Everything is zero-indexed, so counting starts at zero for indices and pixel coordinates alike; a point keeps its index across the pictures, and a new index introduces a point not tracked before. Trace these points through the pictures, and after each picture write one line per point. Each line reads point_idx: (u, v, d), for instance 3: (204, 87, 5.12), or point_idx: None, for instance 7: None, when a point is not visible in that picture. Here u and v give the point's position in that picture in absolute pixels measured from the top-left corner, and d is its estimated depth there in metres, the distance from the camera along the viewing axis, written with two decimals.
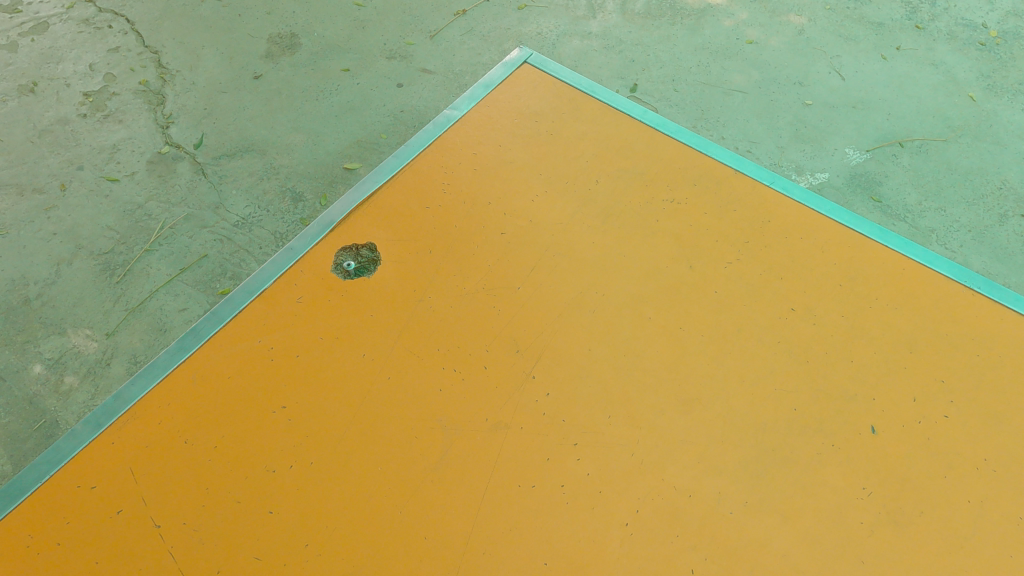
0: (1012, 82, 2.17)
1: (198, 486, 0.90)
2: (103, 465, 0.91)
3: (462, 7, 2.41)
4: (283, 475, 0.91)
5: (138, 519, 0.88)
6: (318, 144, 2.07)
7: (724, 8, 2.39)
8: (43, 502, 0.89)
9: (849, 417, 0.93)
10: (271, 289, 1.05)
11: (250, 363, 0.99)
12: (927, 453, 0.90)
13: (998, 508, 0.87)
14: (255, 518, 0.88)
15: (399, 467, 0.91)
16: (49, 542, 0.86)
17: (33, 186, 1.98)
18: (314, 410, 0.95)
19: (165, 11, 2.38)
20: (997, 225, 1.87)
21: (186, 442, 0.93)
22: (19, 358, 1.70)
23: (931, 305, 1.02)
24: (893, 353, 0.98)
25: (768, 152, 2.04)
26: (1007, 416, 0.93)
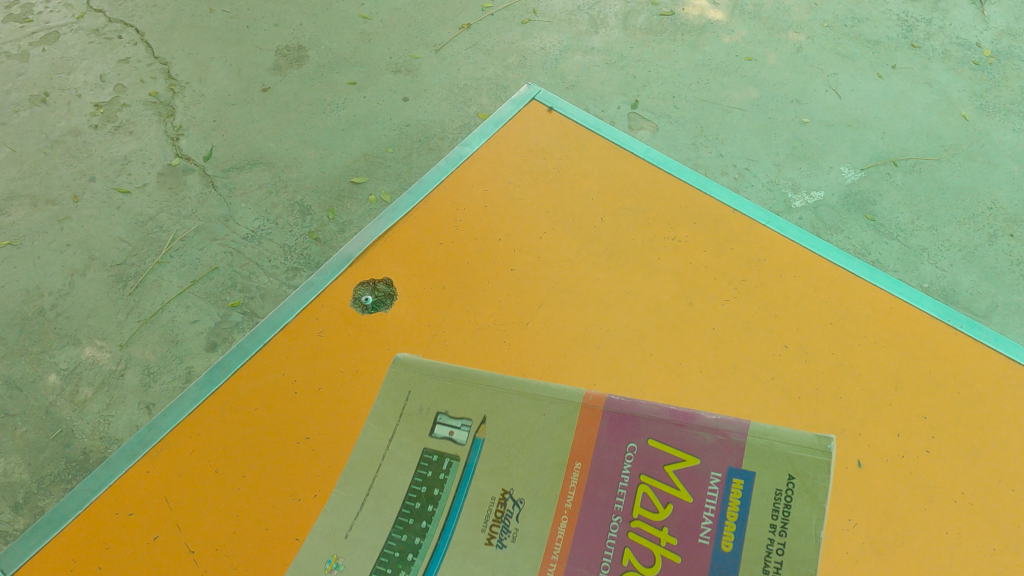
0: (1004, 102, 2.22)
1: (230, 515, 0.96)
2: (137, 493, 0.97)
3: (467, 21, 2.45)
4: (309, 504, 0.96)
5: (174, 546, 0.94)
6: (325, 158, 2.11)
7: (724, 25, 2.44)
8: (82, 529, 0.94)
9: (837, 453, 0.99)
10: (294, 320, 1.11)
11: (276, 395, 1.05)
12: (909, 486, 0.96)
13: (973, 540, 0.92)
14: (285, 546, 0.93)
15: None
16: (91, 569, 0.92)
17: (46, 198, 2.02)
18: (337, 442, 1.01)
19: (174, 22, 2.42)
20: (987, 245, 1.91)
21: (217, 472, 0.99)
22: (35, 368, 1.74)
23: (916, 343, 1.07)
24: (879, 390, 1.04)
25: (765, 170, 2.08)
26: (983, 451, 0.99)
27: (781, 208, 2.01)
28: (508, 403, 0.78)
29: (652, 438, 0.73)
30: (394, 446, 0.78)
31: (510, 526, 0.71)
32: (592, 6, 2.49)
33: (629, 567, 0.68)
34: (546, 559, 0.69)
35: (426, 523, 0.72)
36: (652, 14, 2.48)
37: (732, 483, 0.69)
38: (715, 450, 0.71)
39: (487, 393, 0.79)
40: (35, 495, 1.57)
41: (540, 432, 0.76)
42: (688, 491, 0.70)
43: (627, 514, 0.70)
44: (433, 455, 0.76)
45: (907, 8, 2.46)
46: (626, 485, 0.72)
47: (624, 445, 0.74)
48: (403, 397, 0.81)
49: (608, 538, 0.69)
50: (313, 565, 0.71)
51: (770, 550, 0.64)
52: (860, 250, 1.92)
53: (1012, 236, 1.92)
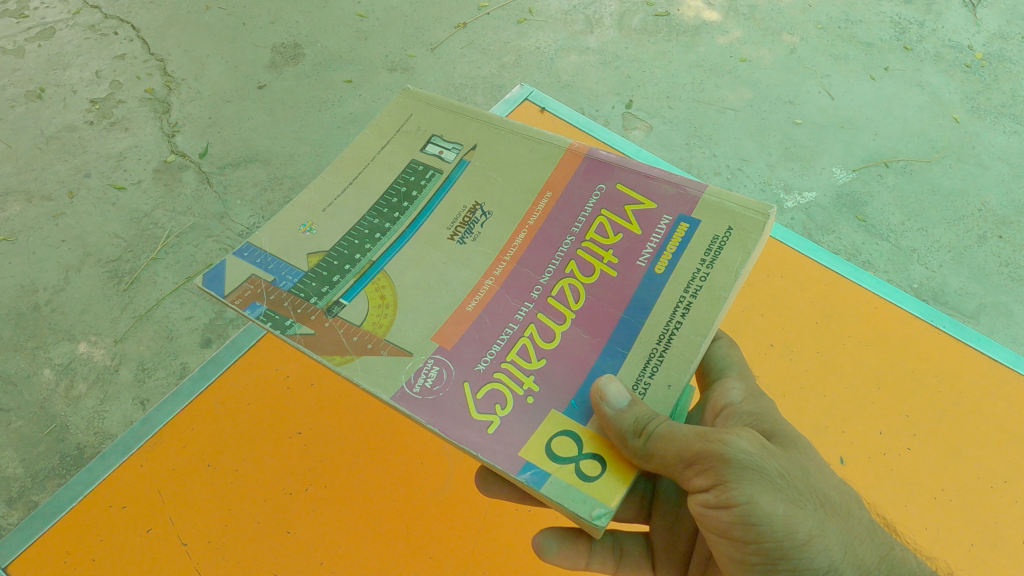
0: (995, 104, 2.24)
1: (223, 505, 1.02)
2: (133, 485, 1.03)
3: (463, 20, 2.46)
4: (301, 496, 1.03)
5: (165, 536, 0.99)
6: (321, 156, 2.12)
7: (719, 26, 2.46)
8: (80, 520, 1.00)
9: (821, 447, 1.02)
10: None
11: (269, 390, 1.13)
12: (889, 481, 0.99)
13: (950, 533, 0.96)
14: (273, 536, 0.99)
15: (401, 492, 1.04)
16: (85, 559, 0.97)
17: (41, 193, 2.02)
18: (329, 436, 1.09)
19: (170, 19, 2.42)
20: (976, 246, 1.92)
21: (208, 465, 1.05)
22: (30, 363, 1.74)
23: (899, 341, 1.12)
24: (863, 388, 1.07)
25: (758, 170, 2.08)
26: (962, 448, 1.02)
27: (773, 209, 2.00)
28: (507, 151, 0.93)
29: (620, 185, 0.88)
30: (388, 157, 0.94)
31: (472, 227, 0.87)
32: (587, 7, 2.51)
33: (570, 275, 0.83)
34: (498, 260, 0.84)
35: (397, 216, 0.89)
36: (647, 14, 2.49)
37: (678, 227, 0.83)
38: (672, 198, 0.85)
39: (489, 135, 0.94)
40: (29, 490, 1.55)
41: (520, 175, 0.90)
42: (639, 226, 0.84)
43: (580, 235, 0.85)
44: (422, 168, 0.92)
45: (900, 10, 2.49)
46: (587, 215, 0.87)
47: (594, 182, 0.89)
48: (409, 134, 0.95)
49: (558, 249, 0.85)
50: (289, 226, 0.88)
51: (695, 279, 0.79)
52: (852, 250, 1.92)
53: (1001, 238, 1.94)
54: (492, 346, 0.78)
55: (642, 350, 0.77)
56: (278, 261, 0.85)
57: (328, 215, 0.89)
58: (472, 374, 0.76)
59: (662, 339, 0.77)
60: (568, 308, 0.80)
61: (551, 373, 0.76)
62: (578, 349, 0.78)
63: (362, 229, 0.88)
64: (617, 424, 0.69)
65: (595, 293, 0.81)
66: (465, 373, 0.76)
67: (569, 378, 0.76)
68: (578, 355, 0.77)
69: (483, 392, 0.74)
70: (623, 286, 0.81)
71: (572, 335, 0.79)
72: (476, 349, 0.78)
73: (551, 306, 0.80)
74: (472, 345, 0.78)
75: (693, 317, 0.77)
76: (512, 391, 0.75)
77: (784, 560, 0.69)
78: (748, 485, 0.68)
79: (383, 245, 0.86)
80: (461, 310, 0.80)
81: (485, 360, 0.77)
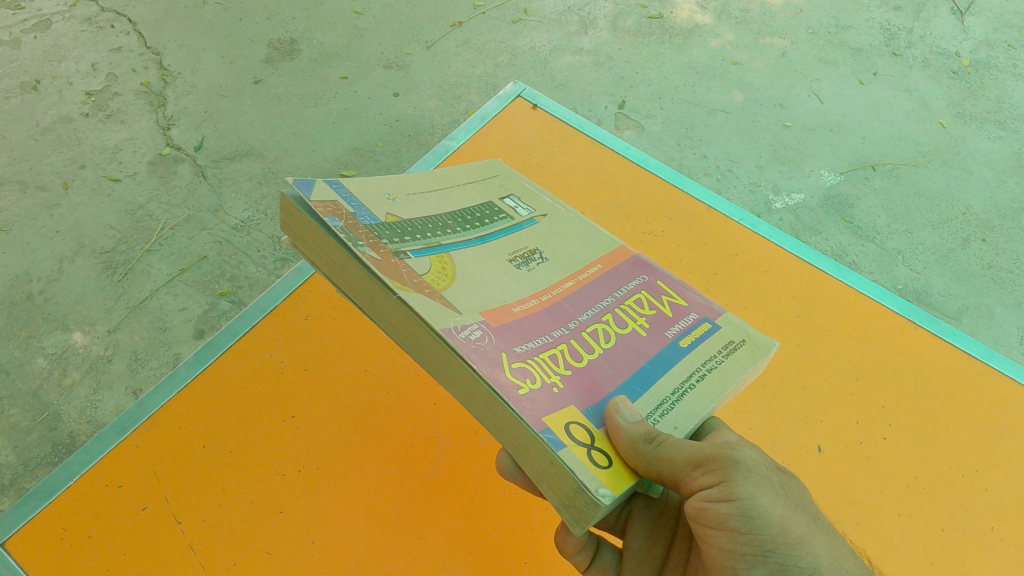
0: (980, 110, 2.27)
1: (217, 487, 1.04)
2: (128, 467, 1.06)
3: (459, 19, 2.48)
4: (294, 478, 1.06)
5: (160, 516, 1.02)
6: (315, 150, 2.13)
7: (711, 29, 2.49)
8: (74, 499, 1.02)
9: (799, 436, 1.05)
10: (279, 307, 1.24)
11: (262, 374, 1.16)
12: (865, 470, 1.03)
13: (924, 522, 0.99)
14: (267, 516, 1.02)
15: (393, 475, 1.07)
16: (81, 537, 0.99)
17: (35, 184, 2.02)
18: (322, 419, 1.12)
19: (167, 13, 2.44)
20: (959, 249, 1.94)
21: (204, 447, 1.08)
22: (23, 353, 1.73)
23: (878, 334, 1.16)
24: (843, 379, 1.11)
25: (747, 171, 2.10)
26: (935, 438, 1.06)
27: (761, 210, 2.03)
28: (570, 225, 0.95)
29: (661, 280, 0.86)
30: (471, 194, 0.98)
31: (529, 261, 0.87)
32: (582, 8, 2.54)
33: (605, 322, 0.80)
34: (543, 290, 0.83)
35: (476, 224, 0.91)
36: (641, 17, 2.53)
37: (701, 325, 0.80)
38: (702, 301, 0.82)
39: (558, 211, 0.98)
40: (21, 478, 1.55)
41: (578, 246, 0.91)
42: (673, 308, 0.82)
43: (619, 299, 0.83)
44: (500, 212, 0.96)
45: (889, 17, 2.53)
46: (629, 287, 0.84)
47: (641, 264, 0.88)
48: (492, 184, 1.02)
49: (601, 301, 0.82)
50: (377, 192, 0.89)
51: (712, 360, 0.76)
52: (838, 252, 1.94)
53: (984, 241, 1.96)
54: (531, 340, 0.74)
55: (655, 396, 0.74)
56: (359, 203, 0.83)
57: (411, 198, 0.91)
58: (509, 348, 0.72)
59: (675, 391, 0.74)
60: (597, 345, 0.77)
61: (576, 384, 0.72)
62: (600, 375, 0.74)
63: (438, 224, 0.88)
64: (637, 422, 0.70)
65: (627, 343, 0.78)
66: (504, 346, 0.72)
67: (590, 395, 0.72)
68: (602, 382, 0.74)
69: (517, 363, 0.70)
70: (647, 346, 0.78)
71: (597, 366, 0.75)
72: (518, 335, 0.74)
73: (584, 339, 0.77)
74: (518, 332, 0.74)
75: (706, 386, 0.74)
76: (540, 375, 0.71)
77: (774, 553, 0.66)
78: (748, 480, 0.67)
79: (454, 237, 0.86)
80: (507, 308, 0.78)
81: (523, 347, 0.73)
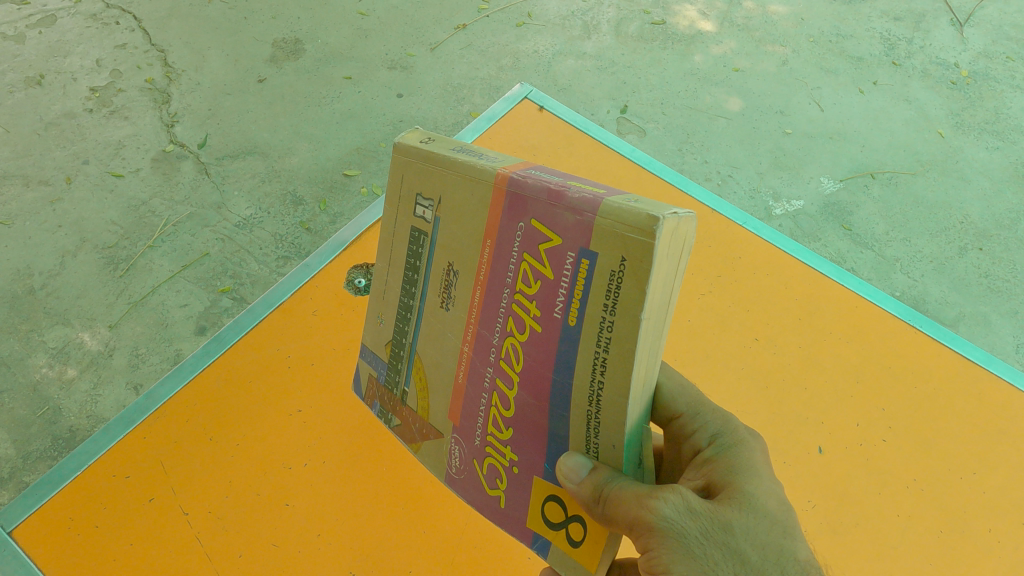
0: (978, 121, 2.29)
1: (223, 479, 1.08)
2: (136, 457, 1.10)
3: (463, 21, 2.50)
4: (298, 473, 1.08)
5: (167, 507, 1.05)
6: (319, 149, 2.14)
7: (713, 36, 2.51)
8: (85, 487, 1.06)
9: (801, 436, 1.07)
10: (287, 302, 1.27)
11: (269, 368, 1.19)
12: (866, 471, 1.04)
13: (923, 523, 1.00)
14: (270, 509, 1.05)
15: (397, 470, 1.10)
16: (90, 524, 1.03)
17: (38, 178, 2.03)
18: (326, 414, 1.14)
19: (172, 11, 2.45)
20: (957, 258, 1.96)
21: (210, 440, 1.11)
22: (24, 347, 1.73)
23: (877, 337, 1.17)
24: (843, 381, 1.13)
25: (748, 177, 2.12)
26: (933, 441, 1.07)
27: (761, 215, 2.04)
28: (451, 182, 0.76)
29: (535, 217, 0.65)
30: (399, 232, 0.84)
31: (451, 291, 0.77)
32: (585, 12, 2.56)
33: (510, 334, 0.70)
34: (466, 326, 0.76)
35: (415, 288, 0.83)
36: (644, 23, 2.55)
37: (583, 266, 0.61)
38: (576, 225, 0.61)
39: (447, 181, 0.76)
40: (21, 471, 1.54)
41: (469, 221, 0.74)
42: (550, 266, 0.64)
43: (512, 284, 0.69)
44: (419, 236, 0.81)
45: (889, 27, 2.55)
46: (508, 261, 0.69)
47: (510, 212, 0.68)
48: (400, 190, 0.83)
49: (500, 305, 0.71)
50: (370, 319, 0.91)
51: (603, 332, 0.61)
52: (837, 258, 1.95)
53: (981, 250, 1.98)
54: (479, 418, 0.78)
55: (580, 412, 0.66)
56: (373, 355, 0.92)
57: (384, 299, 0.88)
58: (475, 451, 0.79)
59: (590, 402, 0.64)
60: (515, 371, 0.71)
61: (520, 439, 0.73)
62: (532, 414, 0.71)
63: (403, 313, 0.85)
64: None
65: (533, 353, 0.68)
66: (472, 450, 0.80)
67: (535, 440, 0.72)
68: (535, 420, 0.71)
69: (485, 469, 0.79)
70: (550, 345, 0.66)
71: (523, 402, 0.71)
72: (471, 422, 0.79)
73: (505, 371, 0.72)
74: (469, 421, 0.79)
75: (611, 379, 0.62)
76: (503, 462, 0.77)
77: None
78: (677, 558, 0.62)
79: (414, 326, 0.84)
80: (456, 385, 0.80)
81: (477, 434, 0.78)
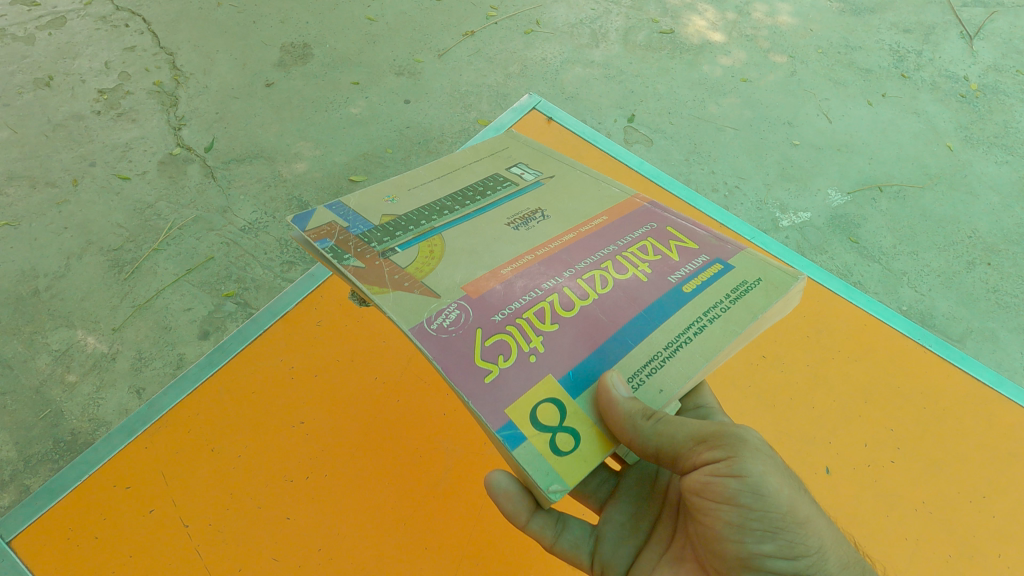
0: (988, 134, 2.28)
1: (223, 490, 1.07)
2: (138, 466, 1.09)
3: (471, 28, 2.50)
4: (299, 486, 1.08)
5: (167, 518, 1.04)
6: (325, 155, 2.14)
7: (721, 47, 2.51)
8: (87, 497, 1.05)
9: (808, 457, 1.06)
10: (290, 313, 1.27)
11: (269, 380, 1.19)
12: (871, 492, 1.03)
13: (928, 544, 0.99)
14: (267, 522, 1.04)
15: (400, 484, 1.10)
16: (89, 535, 1.02)
17: (45, 180, 2.03)
18: (328, 426, 1.14)
19: (181, 15, 2.46)
20: (964, 272, 1.94)
21: (212, 450, 1.11)
22: (28, 348, 1.72)
23: (886, 355, 1.16)
24: (851, 400, 1.12)
25: (755, 188, 2.11)
26: (941, 462, 1.06)
27: (768, 227, 2.02)
28: (576, 184, 1.00)
29: (670, 226, 0.91)
30: (476, 171, 1.04)
31: (529, 221, 0.92)
32: (594, 21, 2.56)
33: (603, 271, 0.84)
34: (539, 249, 0.87)
35: (467, 202, 0.95)
36: (652, 32, 2.54)
37: (712, 264, 0.84)
38: (711, 244, 0.88)
39: (562, 171, 1.03)
40: (21, 474, 1.53)
41: (582, 197, 0.97)
42: (677, 255, 0.86)
43: (622, 249, 0.88)
44: (501, 180, 1.01)
45: (898, 39, 2.55)
46: (633, 237, 0.89)
47: (649, 217, 0.93)
48: (501, 155, 1.07)
49: (600, 251, 0.87)
50: (377, 195, 0.96)
51: (715, 308, 0.79)
52: (844, 270, 1.93)
53: (989, 265, 1.96)
54: (514, 303, 0.78)
55: (648, 353, 0.76)
56: (355, 215, 0.91)
57: (410, 193, 0.97)
58: (486, 323, 0.76)
59: (669, 346, 0.76)
60: (594, 290, 0.81)
61: (561, 339, 0.76)
62: (591, 327, 0.77)
63: (437, 207, 0.94)
64: (591, 396, 0.72)
65: (622, 289, 0.82)
66: (480, 320, 0.76)
67: (578, 347, 0.76)
68: (589, 331, 0.77)
69: (491, 340, 0.74)
70: (649, 292, 0.81)
71: (589, 315, 0.78)
72: (495, 305, 0.78)
73: (578, 289, 0.82)
74: (497, 302, 0.78)
75: (703, 339, 0.76)
76: (518, 344, 0.74)
77: (766, 513, 0.70)
78: (753, 454, 0.71)
79: (448, 219, 0.91)
80: (497, 272, 0.83)
81: (503, 314, 0.77)
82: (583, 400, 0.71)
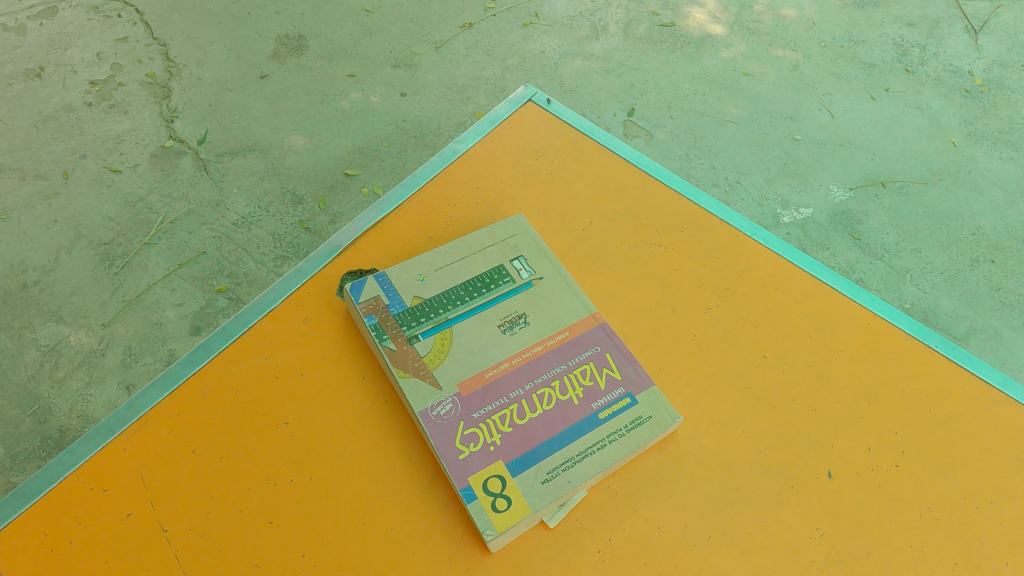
0: (992, 130, 2.25)
1: (217, 500, 0.84)
2: (114, 468, 0.86)
3: (469, 20, 2.46)
4: (309, 497, 0.85)
5: (151, 533, 0.82)
6: (320, 149, 2.10)
7: (723, 40, 2.47)
8: (50, 508, 0.82)
9: (807, 460, 0.94)
10: (279, 307, 1.01)
11: (259, 379, 0.94)
12: (878, 499, 0.91)
13: (938, 555, 0.87)
14: (263, 527, 0.83)
15: (430, 489, 0.86)
16: (58, 552, 0.79)
17: (35, 172, 1.99)
18: (335, 429, 0.90)
19: (175, 5, 2.42)
20: (968, 269, 1.91)
21: (202, 453, 0.88)
22: (15, 344, 1.69)
23: (891, 356, 1.05)
24: (856, 403, 1.00)
25: (756, 184, 2.08)
26: (948, 468, 0.95)
27: (769, 223, 2.00)
28: (567, 292, 1.01)
29: (611, 354, 0.95)
30: (488, 256, 1.03)
31: (514, 325, 0.96)
32: (594, 13, 2.52)
33: (551, 387, 0.91)
34: (513, 352, 0.94)
35: (473, 294, 0.98)
36: (653, 24, 2.51)
37: (624, 399, 0.92)
38: (637, 380, 0.93)
39: (556, 275, 1.02)
40: (9, 471, 1.52)
41: (561, 306, 0.99)
42: (607, 383, 0.93)
43: (569, 367, 0.93)
44: (503, 274, 1.01)
45: (902, 33, 2.51)
46: (584, 355, 0.95)
47: (607, 337, 0.97)
48: (511, 241, 1.05)
49: (556, 366, 0.93)
50: (409, 269, 0.99)
51: (613, 437, 0.88)
52: (845, 268, 1.91)
53: (993, 262, 1.93)
54: (488, 404, 0.88)
55: None
56: (395, 291, 0.96)
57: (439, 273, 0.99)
58: (467, 418, 0.87)
59: None
60: (540, 405, 0.89)
61: (511, 443, 0.86)
62: (529, 436, 0.87)
63: (452, 294, 0.97)
64: (532, 475, 0.83)
65: (560, 410, 0.89)
66: (463, 415, 0.87)
67: (516, 454, 0.85)
68: (529, 442, 0.86)
69: (467, 435, 0.85)
70: (574, 417, 0.89)
71: (532, 428, 0.87)
72: (481, 400, 0.89)
73: (531, 400, 0.90)
74: (477, 400, 0.88)
75: None
76: (485, 439, 0.85)
77: None
78: None
79: (461, 309, 0.96)
80: (480, 374, 0.91)
81: (479, 411, 0.87)
82: (524, 477, 0.83)
